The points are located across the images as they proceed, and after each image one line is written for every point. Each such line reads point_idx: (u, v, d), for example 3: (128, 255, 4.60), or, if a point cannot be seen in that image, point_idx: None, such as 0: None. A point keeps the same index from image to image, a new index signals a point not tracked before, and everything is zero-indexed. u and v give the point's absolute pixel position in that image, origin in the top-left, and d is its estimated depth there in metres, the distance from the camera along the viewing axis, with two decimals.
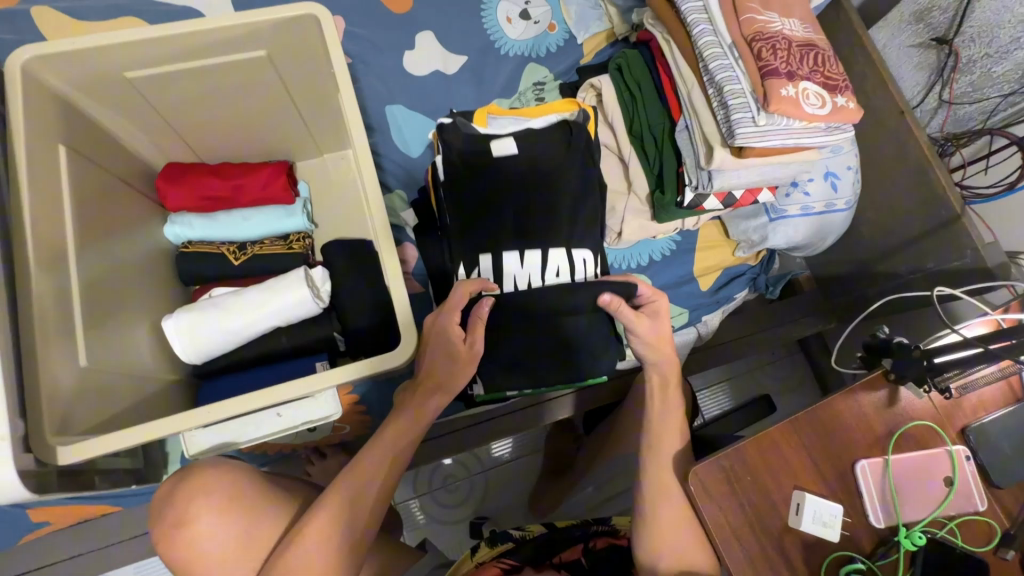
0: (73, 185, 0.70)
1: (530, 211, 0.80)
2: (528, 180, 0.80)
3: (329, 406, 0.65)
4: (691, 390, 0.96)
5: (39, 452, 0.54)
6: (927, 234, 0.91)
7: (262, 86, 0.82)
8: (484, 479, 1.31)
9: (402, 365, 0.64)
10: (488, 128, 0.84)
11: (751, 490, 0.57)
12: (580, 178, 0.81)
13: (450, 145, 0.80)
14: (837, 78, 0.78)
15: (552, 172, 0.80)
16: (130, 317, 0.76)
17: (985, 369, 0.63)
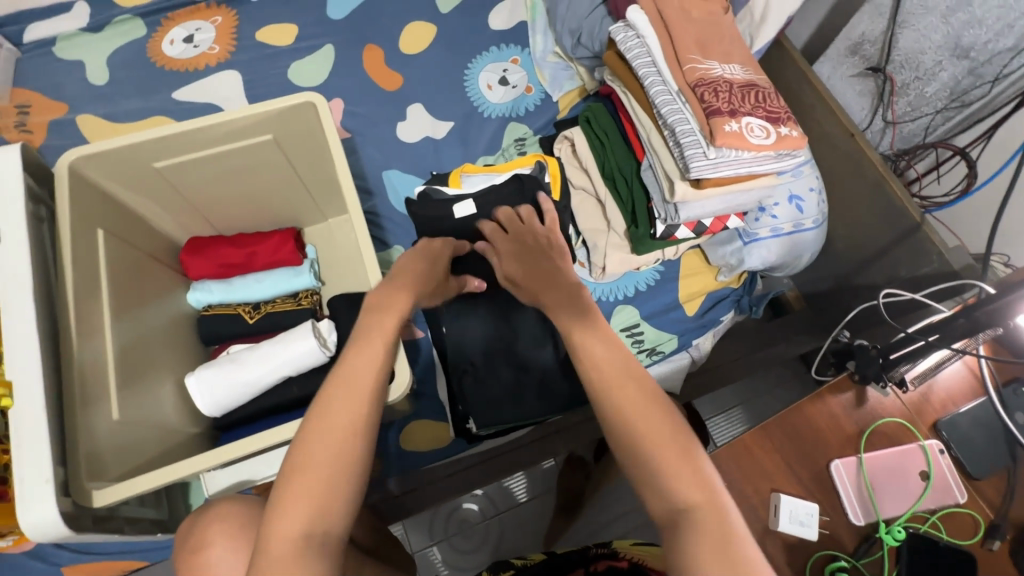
0: (108, 261, 0.80)
1: None
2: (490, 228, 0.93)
3: None
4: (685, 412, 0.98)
5: (76, 496, 0.60)
6: (897, 244, 0.95)
7: (269, 164, 0.93)
8: (500, 522, 1.31)
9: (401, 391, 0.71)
10: (462, 188, 0.97)
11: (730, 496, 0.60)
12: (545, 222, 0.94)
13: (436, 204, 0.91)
14: (779, 111, 0.85)
15: None
16: (157, 375, 0.84)
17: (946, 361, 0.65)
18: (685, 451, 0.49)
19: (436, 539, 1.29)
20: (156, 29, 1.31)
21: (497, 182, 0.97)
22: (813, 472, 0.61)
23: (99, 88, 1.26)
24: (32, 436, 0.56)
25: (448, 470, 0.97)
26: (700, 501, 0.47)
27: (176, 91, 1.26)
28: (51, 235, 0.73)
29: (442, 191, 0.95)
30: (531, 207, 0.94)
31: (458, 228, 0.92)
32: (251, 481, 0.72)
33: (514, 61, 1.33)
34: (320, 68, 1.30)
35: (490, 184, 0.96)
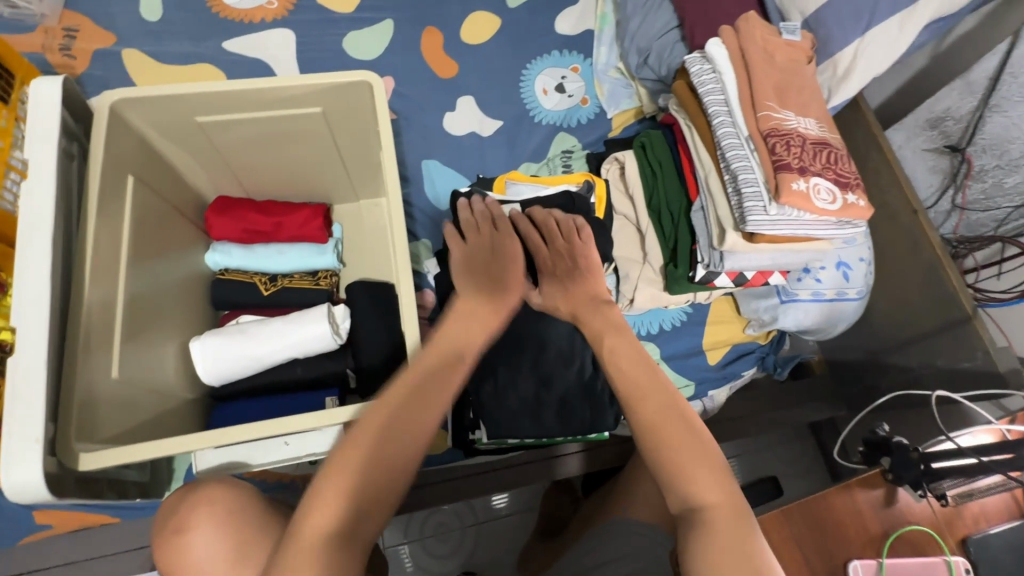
0: (134, 209, 0.77)
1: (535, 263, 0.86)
2: None
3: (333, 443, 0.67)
4: None
5: (63, 457, 0.57)
6: (938, 332, 0.92)
7: (312, 136, 0.90)
8: (477, 531, 1.29)
9: None
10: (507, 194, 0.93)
11: None
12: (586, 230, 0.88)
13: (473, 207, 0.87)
14: (848, 176, 0.81)
15: None
16: (163, 334, 0.81)
17: (985, 479, 0.62)
18: (705, 453, 0.56)
19: (410, 538, 1.26)
20: None
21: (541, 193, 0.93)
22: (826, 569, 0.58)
23: (150, 25, 1.22)
24: (28, 390, 0.53)
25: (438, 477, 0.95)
26: (714, 508, 0.54)
27: (227, 42, 1.22)
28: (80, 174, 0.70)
29: (486, 193, 0.91)
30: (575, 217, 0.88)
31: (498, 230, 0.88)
32: (243, 466, 0.68)
33: (574, 70, 1.30)
34: (377, 43, 1.26)
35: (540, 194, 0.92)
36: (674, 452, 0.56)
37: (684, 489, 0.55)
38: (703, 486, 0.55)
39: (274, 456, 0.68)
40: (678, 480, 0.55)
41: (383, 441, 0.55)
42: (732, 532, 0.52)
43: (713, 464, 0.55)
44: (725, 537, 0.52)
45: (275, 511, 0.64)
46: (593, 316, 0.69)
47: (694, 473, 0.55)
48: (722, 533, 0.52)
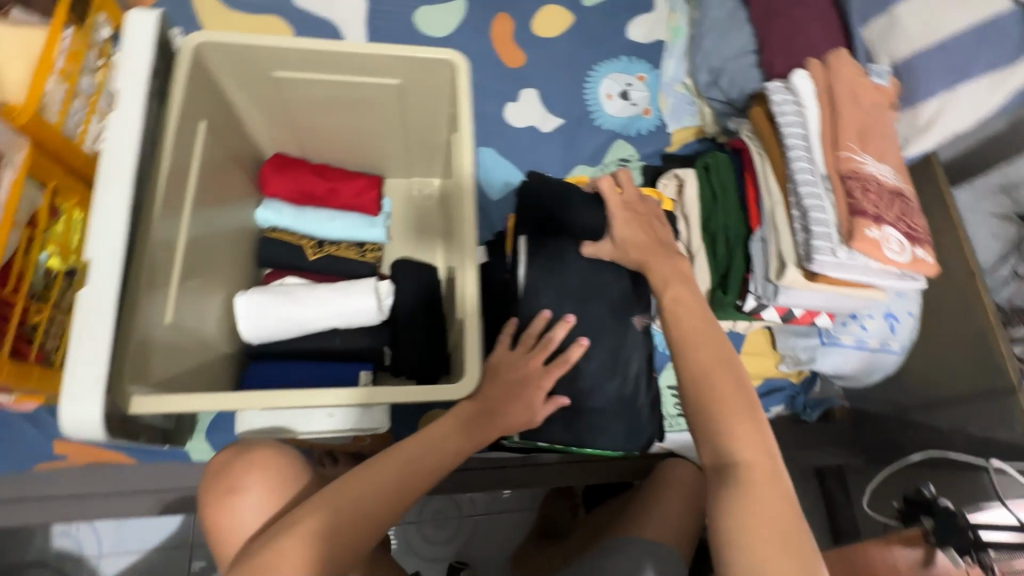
0: (202, 154, 0.76)
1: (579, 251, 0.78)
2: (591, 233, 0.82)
3: (379, 420, 0.68)
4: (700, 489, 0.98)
5: (116, 397, 0.56)
6: (977, 397, 0.91)
7: (381, 107, 0.89)
8: (473, 523, 1.29)
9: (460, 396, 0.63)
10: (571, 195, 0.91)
11: None
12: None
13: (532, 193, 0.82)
14: (919, 230, 0.80)
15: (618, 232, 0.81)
16: (210, 284, 0.80)
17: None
18: (752, 416, 0.56)
19: (407, 520, 1.26)
20: None
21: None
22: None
23: None
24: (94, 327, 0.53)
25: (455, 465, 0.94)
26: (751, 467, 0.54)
27: None
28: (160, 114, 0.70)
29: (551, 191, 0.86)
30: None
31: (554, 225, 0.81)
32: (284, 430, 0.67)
33: (640, 78, 1.28)
34: (448, 22, 1.24)
35: None
36: (724, 401, 0.57)
37: (723, 445, 0.55)
38: (744, 447, 0.55)
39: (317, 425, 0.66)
40: (723, 436, 0.56)
41: (393, 483, 0.56)
42: (770, 495, 0.52)
43: (756, 426, 0.55)
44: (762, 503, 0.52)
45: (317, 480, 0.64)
46: (662, 263, 0.68)
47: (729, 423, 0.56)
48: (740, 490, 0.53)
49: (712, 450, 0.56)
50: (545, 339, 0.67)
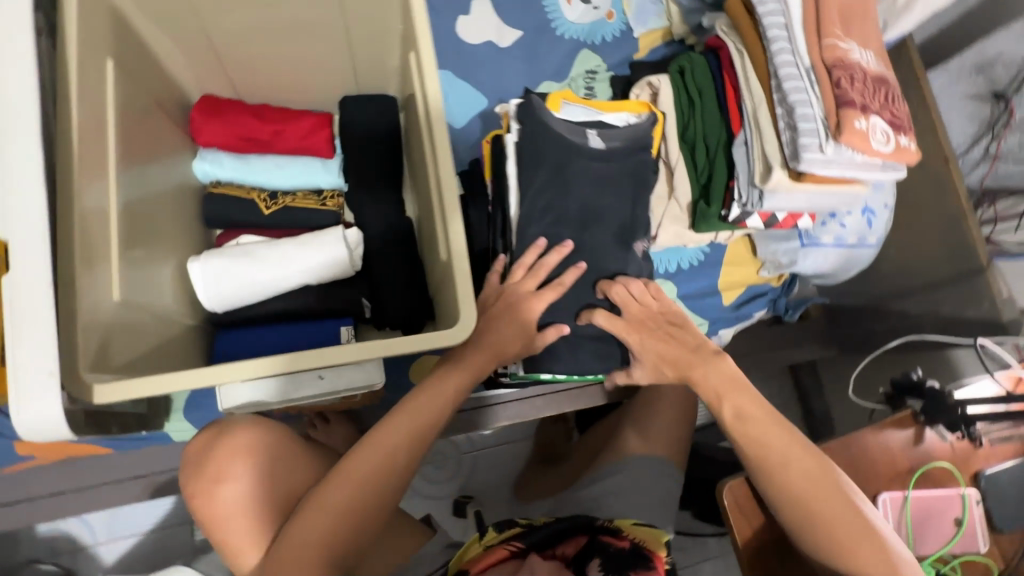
0: (120, 102, 0.64)
1: (574, 187, 0.77)
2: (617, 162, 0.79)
3: (374, 375, 0.64)
4: (685, 420, 0.97)
5: (71, 389, 0.50)
6: (946, 282, 0.95)
7: (323, 26, 0.78)
8: (474, 460, 1.33)
9: (458, 343, 0.59)
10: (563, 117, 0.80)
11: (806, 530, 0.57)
12: (637, 161, 0.80)
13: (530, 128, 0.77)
14: (902, 116, 0.78)
15: (635, 169, 0.79)
16: (160, 252, 0.71)
17: (1002, 424, 0.66)
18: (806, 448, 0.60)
19: None
20: None
21: (607, 117, 0.82)
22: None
23: None
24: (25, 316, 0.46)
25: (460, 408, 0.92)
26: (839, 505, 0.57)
27: None
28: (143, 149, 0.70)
29: (544, 109, 0.77)
30: (632, 149, 0.79)
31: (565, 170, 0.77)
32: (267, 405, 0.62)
33: None
34: None
35: (598, 122, 0.81)
36: (772, 453, 0.60)
37: (802, 473, 0.58)
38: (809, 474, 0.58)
39: (308, 391, 0.62)
40: (802, 488, 0.58)
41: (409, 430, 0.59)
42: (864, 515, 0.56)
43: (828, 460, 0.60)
44: (809, 483, 0.58)
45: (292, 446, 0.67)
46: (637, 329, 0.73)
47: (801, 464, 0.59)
48: (812, 477, 0.58)
49: (791, 489, 0.58)
50: (536, 267, 0.73)
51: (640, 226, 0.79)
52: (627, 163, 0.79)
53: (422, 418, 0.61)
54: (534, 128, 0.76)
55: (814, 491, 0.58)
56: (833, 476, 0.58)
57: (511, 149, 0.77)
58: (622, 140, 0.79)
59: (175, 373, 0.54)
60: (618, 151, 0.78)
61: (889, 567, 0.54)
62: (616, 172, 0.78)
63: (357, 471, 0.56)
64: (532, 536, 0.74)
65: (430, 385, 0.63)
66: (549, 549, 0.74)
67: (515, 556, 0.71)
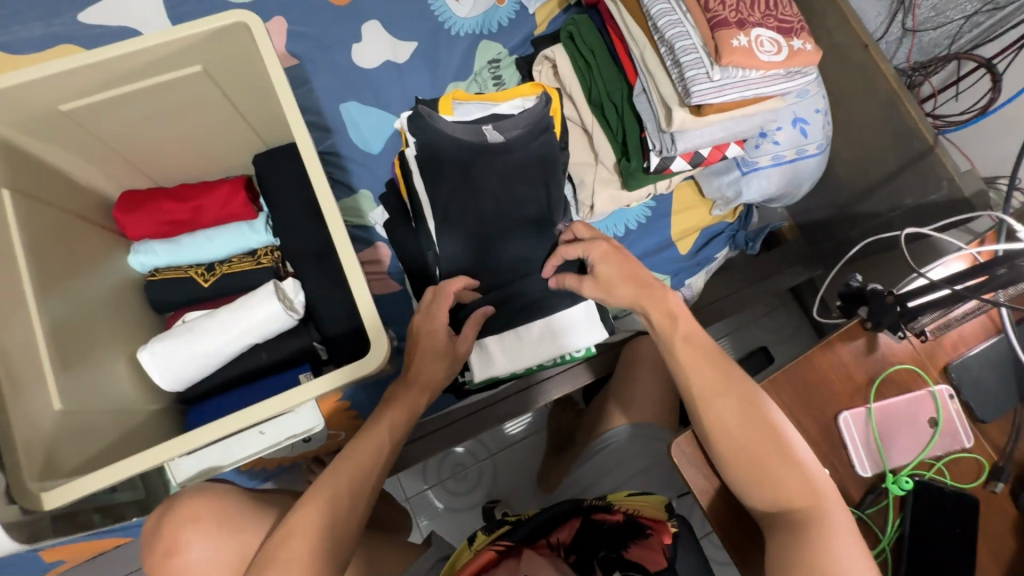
0: (25, 228, 0.69)
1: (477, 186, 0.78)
2: (521, 154, 0.79)
3: (310, 419, 0.66)
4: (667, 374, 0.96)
5: (23, 502, 0.55)
6: (900, 171, 0.90)
7: (202, 101, 0.80)
8: (502, 460, 1.30)
9: (376, 370, 0.63)
10: (457, 119, 0.80)
11: (753, 465, 0.54)
12: (541, 144, 0.79)
13: (420, 139, 0.77)
14: (791, 19, 0.75)
15: (539, 151, 0.79)
16: (105, 353, 0.75)
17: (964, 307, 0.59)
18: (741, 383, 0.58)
19: (431, 483, 1.27)
20: None
21: (498, 109, 0.82)
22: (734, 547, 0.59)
23: None
24: None
25: (459, 415, 0.94)
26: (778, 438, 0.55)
27: (80, 14, 1.02)
28: (64, 264, 0.74)
29: (433, 115, 0.78)
30: (533, 135, 0.79)
31: (470, 172, 0.78)
32: (221, 467, 0.67)
33: None
34: None
35: (491, 114, 0.81)
36: (705, 391, 0.59)
37: (742, 410, 0.56)
38: (740, 410, 0.57)
39: (254, 447, 0.67)
40: (733, 420, 0.56)
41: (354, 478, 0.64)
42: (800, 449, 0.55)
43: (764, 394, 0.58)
44: (740, 431, 0.56)
45: (261, 501, 0.71)
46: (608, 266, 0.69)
47: (733, 396, 0.58)
48: (742, 412, 0.56)
49: (727, 425, 0.56)
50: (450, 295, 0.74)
51: (556, 209, 0.82)
52: (531, 149, 0.79)
53: (363, 461, 0.65)
54: (429, 144, 0.77)
55: (749, 422, 0.56)
56: (768, 409, 0.56)
57: (413, 164, 0.78)
58: (523, 126, 0.79)
59: (121, 460, 0.58)
60: (517, 139, 0.78)
61: (814, 485, 0.53)
62: (520, 162, 0.79)
63: (304, 523, 0.59)
64: (519, 532, 0.72)
65: (371, 428, 0.68)
66: (540, 541, 0.72)
67: (503, 555, 0.69)
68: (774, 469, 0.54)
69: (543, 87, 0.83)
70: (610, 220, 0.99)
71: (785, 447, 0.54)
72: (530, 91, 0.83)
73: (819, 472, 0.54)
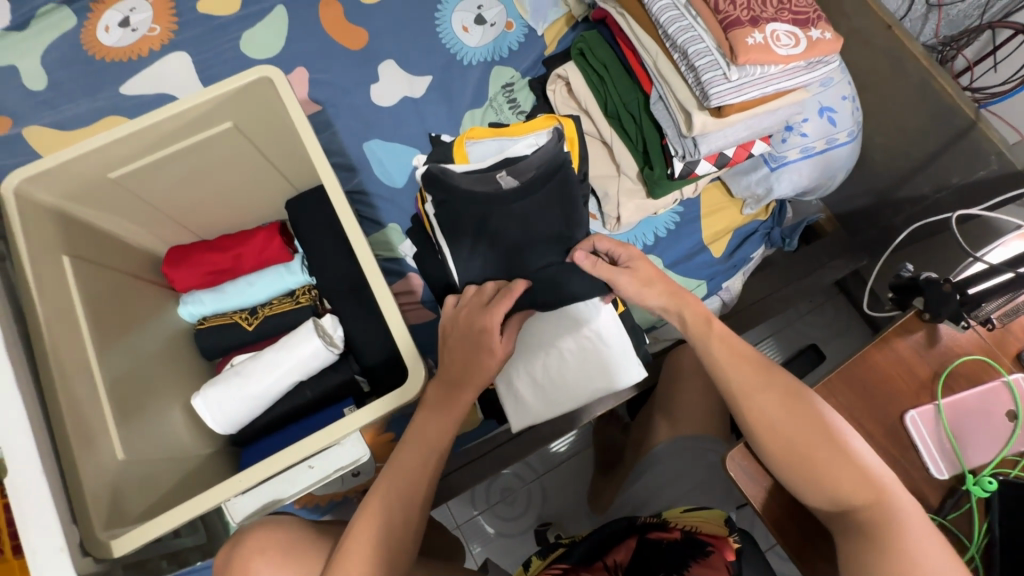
0: (84, 291, 0.73)
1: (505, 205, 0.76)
2: (537, 203, 0.77)
3: (356, 450, 0.67)
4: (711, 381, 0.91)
5: (95, 552, 0.58)
6: (943, 149, 0.86)
7: (235, 156, 0.84)
8: (550, 481, 1.28)
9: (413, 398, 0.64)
10: (471, 166, 0.79)
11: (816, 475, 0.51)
12: (557, 184, 0.77)
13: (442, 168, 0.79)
14: (805, 10, 0.73)
15: (558, 196, 0.77)
16: (161, 402, 0.79)
17: None
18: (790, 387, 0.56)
19: (480, 509, 1.26)
20: (87, 14, 1.14)
21: (513, 149, 0.79)
22: (800, 554, 0.56)
23: (41, 95, 1.10)
24: (32, 504, 0.54)
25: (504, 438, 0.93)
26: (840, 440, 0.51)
27: (123, 86, 1.10)
28: (121, 321, 0.78)
29: (449, 168, 0.77)
30: (546, 177, 0.76)
31: (489, 224, 0.77)
32: (279, 502, 0.69)
33: None
34: (274, 36, 1.13)
35: (507, 155, 0.79)
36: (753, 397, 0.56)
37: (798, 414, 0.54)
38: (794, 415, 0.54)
39: (305, 481, 0.68)
40: (788, 424, 0.53)
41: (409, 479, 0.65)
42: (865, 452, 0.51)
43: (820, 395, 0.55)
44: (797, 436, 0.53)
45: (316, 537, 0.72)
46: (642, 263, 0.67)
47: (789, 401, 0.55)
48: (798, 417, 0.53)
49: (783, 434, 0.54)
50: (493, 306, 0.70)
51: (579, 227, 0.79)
52: (547, 196, 0.76)
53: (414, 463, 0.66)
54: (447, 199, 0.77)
55: (809, 428, 0.52)
56: (827, 413, 0.53)
57: (433, 221, 0.79)
58: (533, 175, 0.76)
59: (183, 503, 0.61)
60: (527, 188, 0.76)
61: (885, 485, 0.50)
62: (532, 213, 0.77)
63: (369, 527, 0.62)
64: (573, 554, 0.72)
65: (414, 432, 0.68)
66: (595, 563, 0.71)
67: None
68: (830, 469, 0.50)
69: (558, 118, 0.81)
70: (639, 229, 0.98)
71: (852, 449, 0.51)
72: (545, 123, 0.81)
73: (889, 476, 0.51)
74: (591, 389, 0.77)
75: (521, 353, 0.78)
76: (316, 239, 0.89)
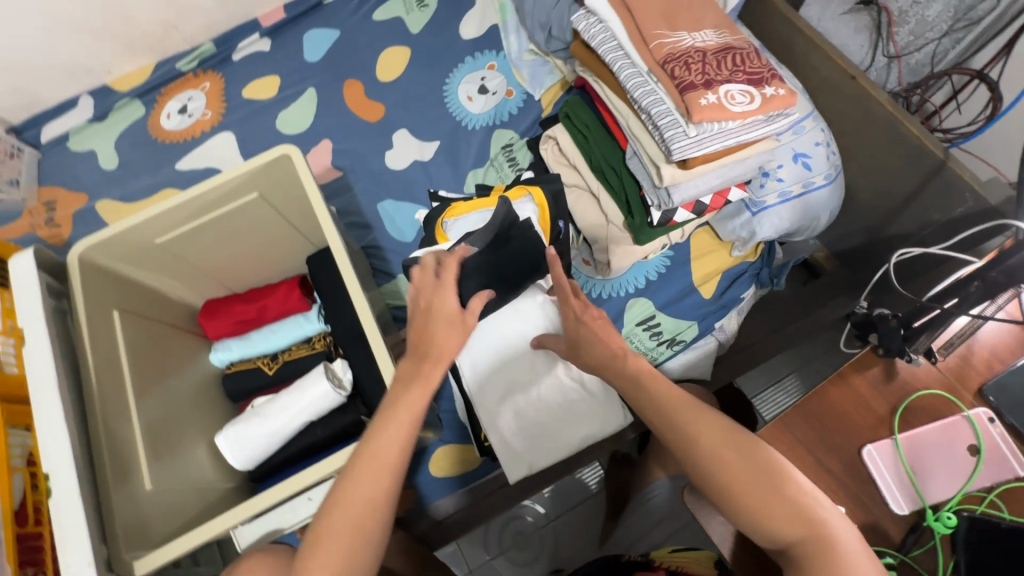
0: (128, 340, 0.85)
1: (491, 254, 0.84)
2: (509, 258, 0.84)
3: None
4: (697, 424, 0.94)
5: (120, 570, 0.65)
6: (922, 187, 0.87)
7: (262, 221, 0.96)
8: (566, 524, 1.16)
9: None
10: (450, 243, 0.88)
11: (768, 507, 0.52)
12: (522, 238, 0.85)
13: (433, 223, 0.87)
14: (760, 70, 0.80)
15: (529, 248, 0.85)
16: (188, 439, 0.88)
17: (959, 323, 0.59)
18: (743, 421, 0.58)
19: (492, 554, 1.16)
20: (153, 105, 1.35)
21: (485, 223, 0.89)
22: None
23: (113, 173, 1.29)
24: (70, 525, 0.62)
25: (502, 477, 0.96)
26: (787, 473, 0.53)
27: (179, 163, 1.28)
28: (159, 366, 0.89)
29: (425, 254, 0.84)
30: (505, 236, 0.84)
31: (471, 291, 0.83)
32: (280, 531, 0.75)
33: (491, 67, 1.29)
34: (304, 114, 1.30)
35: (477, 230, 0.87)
36: None
37: None
38: None
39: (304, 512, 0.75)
40: None
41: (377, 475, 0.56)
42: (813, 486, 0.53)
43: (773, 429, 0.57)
44: None
45: None
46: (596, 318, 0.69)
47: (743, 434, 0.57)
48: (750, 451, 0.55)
49: None
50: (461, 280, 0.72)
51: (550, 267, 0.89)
52: (515, 250, 0.84)
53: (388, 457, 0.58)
54: None
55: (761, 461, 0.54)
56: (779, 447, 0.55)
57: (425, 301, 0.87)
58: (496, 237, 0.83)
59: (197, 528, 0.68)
60: (491, 248, 0.83)
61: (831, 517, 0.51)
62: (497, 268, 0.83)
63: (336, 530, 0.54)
64: None
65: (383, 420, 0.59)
66: None
67: None
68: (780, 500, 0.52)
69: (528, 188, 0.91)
70: (630, 273, 1.03)
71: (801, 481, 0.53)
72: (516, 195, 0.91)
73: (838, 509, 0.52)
74: (571, 430, 0.88)
75: (506, 412, 0.88)
76: (329, 290, 0.99)
